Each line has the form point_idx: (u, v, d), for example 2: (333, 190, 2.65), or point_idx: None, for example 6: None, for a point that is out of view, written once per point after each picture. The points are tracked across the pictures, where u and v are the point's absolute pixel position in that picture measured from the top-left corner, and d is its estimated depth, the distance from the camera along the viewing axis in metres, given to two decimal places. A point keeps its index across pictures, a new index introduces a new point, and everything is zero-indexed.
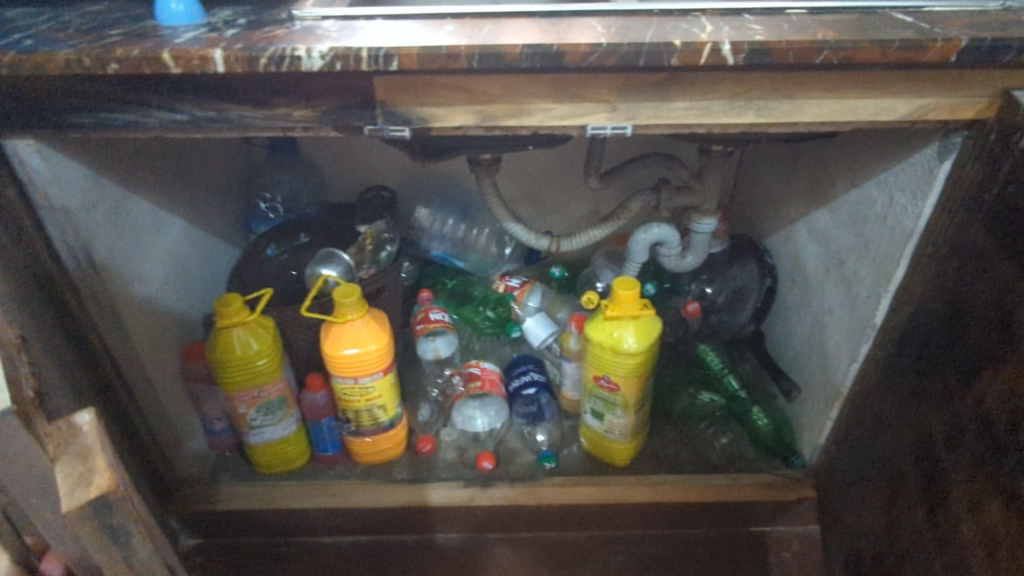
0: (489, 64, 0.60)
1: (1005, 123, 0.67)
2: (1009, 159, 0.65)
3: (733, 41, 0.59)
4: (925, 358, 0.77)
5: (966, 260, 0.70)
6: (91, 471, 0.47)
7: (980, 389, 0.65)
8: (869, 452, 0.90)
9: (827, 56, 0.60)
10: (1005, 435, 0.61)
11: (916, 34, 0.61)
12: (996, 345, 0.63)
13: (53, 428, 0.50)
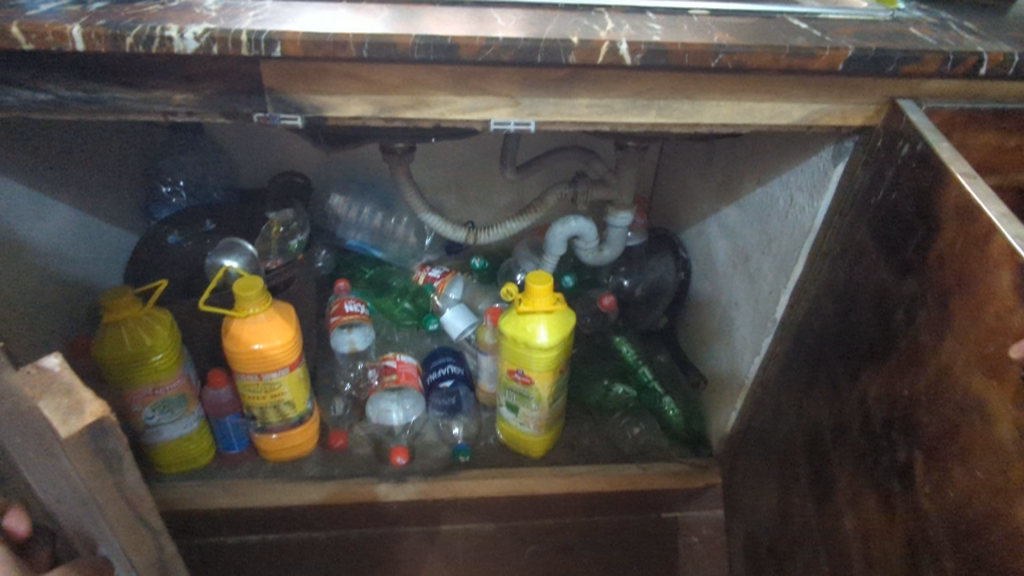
0: (380, 55, 0.57)
1: (890, 131, 0.70)
2: (891, 166, 0.69)
3: (631, 41, 0.59)
4: (817, 354, 0.81)
5: (853, 262, 0.74)
6: (80, 403, 0.44)
7: (861, 388, 0.69)
8: (768, 442, 0.94)
9: (722, 59, 0.60)
10: (881, 435, 0.64)
11: (807, 42, 0.62)
12: (873, 346, 0.67)
13: (23, 374, 0.44)
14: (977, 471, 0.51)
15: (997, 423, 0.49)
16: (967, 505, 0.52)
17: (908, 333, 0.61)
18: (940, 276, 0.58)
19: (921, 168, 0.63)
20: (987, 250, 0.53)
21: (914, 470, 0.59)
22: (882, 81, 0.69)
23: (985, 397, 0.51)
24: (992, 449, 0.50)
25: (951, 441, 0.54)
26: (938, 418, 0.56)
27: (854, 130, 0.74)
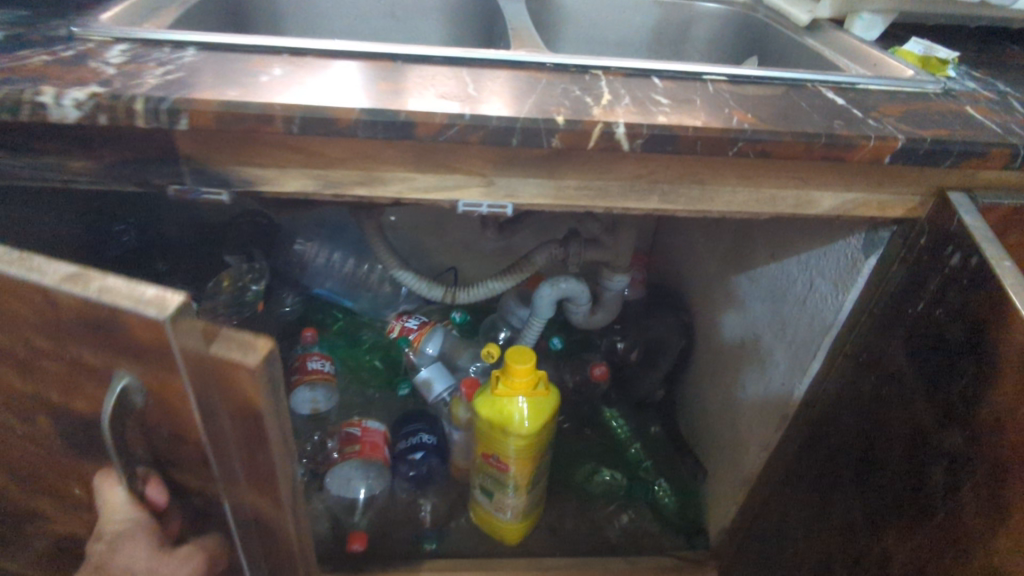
0: (314, 131, 0.45)
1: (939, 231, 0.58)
2: (938, 272, 0.58)
3: (629, 123, 0.47)
4: (837, 473, 0.70)
5: (885, 379, 0.63)
6: (246, 342, 0.32)
7: (885, 542, 0.60)
8: (776, 556, 0.82)
9: (742, 147, 0.49)
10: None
11: (846, 128, 0.50)
12: (911, 498, 0.56)
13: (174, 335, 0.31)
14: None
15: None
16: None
17: (952, 502, 0.51)
18: (996, 443, 0.47)
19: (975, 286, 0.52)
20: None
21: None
22: (930, 170, 0.58)
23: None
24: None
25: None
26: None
27: (892, 221, 0.64)
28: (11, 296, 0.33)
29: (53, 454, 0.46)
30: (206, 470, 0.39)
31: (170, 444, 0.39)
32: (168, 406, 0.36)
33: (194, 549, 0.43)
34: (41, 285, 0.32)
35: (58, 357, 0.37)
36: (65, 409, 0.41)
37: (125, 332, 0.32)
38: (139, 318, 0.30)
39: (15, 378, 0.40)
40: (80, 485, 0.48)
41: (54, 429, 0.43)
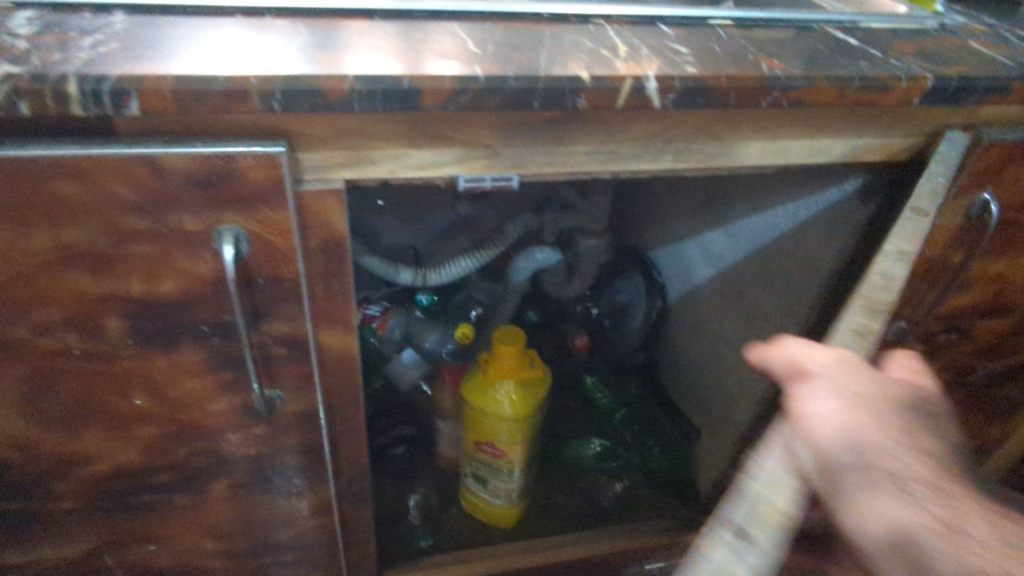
0: (299, 108, 0.37)
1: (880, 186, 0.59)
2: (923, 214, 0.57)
3: (661, 75, 0.42)
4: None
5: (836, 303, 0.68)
6: (326, 179, 0.47)
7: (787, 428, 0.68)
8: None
9: (776, 96, 0.45)
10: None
11: (874, 69, 0.47)
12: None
13: (255, 161, 0.42)
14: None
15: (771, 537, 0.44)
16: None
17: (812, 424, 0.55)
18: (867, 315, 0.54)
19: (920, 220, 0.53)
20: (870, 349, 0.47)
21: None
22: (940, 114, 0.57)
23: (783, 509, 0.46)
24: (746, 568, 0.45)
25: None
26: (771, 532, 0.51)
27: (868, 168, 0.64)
28: (120, 178, 0.41)
29: (113, 360, 0.50)
30: (299, 312, 0.51)
31: (266, 292, 0.49)
32: (272, 249, 0.47)
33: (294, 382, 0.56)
34: (149, 158, 0.40)
35: (154, 236, 0.44)
36: (146, 300, 0.47)
37: (240, 182, 0.43)
38: (259, 159, 0.42)
39: (91, 281, 0.45)
40: (142, 392, 0.53)
41: (128, 328, 0.48)
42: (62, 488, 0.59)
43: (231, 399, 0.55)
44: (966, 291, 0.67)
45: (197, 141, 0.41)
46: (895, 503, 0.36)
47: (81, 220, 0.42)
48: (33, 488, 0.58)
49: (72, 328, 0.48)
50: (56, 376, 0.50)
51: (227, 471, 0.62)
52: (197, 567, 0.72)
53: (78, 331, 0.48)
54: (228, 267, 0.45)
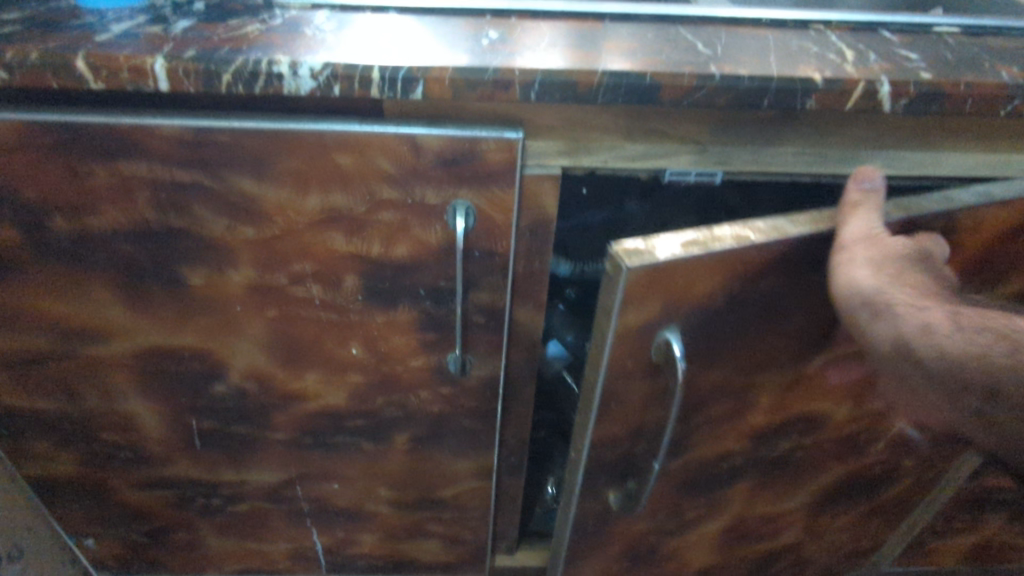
0: (552, 99, 0.42)
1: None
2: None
3: (894, 80, 0.42)
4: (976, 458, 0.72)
5: None
6: (546, 165, 0.51)
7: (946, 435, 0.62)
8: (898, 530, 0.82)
9: (1016, 105, 0.44)
10: (831, 491, 0.64)
11: None
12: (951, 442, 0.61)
13: (495, 145, 0.48)
14: (727, 467, 0.55)
15: (787, 410, 0.51)
16: (694, 486, 0.56)
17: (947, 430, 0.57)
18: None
19: None
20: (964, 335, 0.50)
21: (771, 496, 0.62)
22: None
23: (817, 414, 0.53)
24: (757, 435, 0.53)
25: (778, 464, 0.58)
26: (817, 455, 0.58)
27: None
28: (386, 152, 0.48)
29: (342, 312, 0.58)
30: (502, 285, 0.56)
31: (478, 263, 0.55)
32: (493, 225, 0.52)
33: (483, 349, 0.61)
34: (411, 136, 0.47)
35: (399, 206, 0.51)
36: (381, 261, 0.54)
37: (479, 162, 0.48)
38: (499, 143, 0.48)
39: (343, 241, 0.53)
40: (358, 343, 0.60)
41: (360, 285, 0.56)
42: (278, 419, 0.68)
43: (430, 358, 0.62)
44: None
45: (449, 124, 0.48)
46: (913, 323, 0.37)
47: (348, 186, 0.50)
48: (256, 418, 0.68)
49: (318, 280, 0.56)
50: (297, 321, 0.59)
51: (409, 423, 0.69)
52: (366, 510, 0.80)
53: (323, 283, 0.56)
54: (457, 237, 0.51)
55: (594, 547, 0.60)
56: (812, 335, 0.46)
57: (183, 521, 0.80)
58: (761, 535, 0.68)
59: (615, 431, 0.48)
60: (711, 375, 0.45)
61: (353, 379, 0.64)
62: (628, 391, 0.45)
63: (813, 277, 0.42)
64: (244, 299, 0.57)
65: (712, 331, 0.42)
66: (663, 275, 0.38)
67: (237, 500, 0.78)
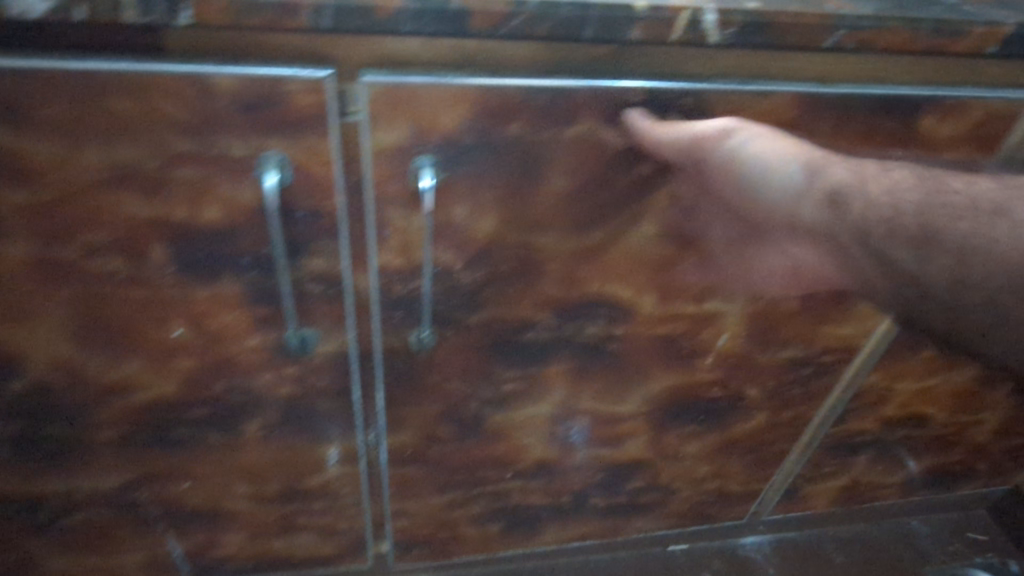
0: (344, 24, 0.39)
1: (937, 136, 0.53)
2: (956, 169, 0.56)
3: (721, 8, 0.40)
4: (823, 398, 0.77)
5: None
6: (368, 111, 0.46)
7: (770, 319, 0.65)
8: (763, 469, 0.85)
9: (841, 37, 0.43)
10: (660, 398, 0.71)
11: (949, 14, 0.44)
12: (775, 367, 0.71)
13: (301, 86, 0.42)
14: (536, 342, 0.62)
15: (581, 287, 0.58)
16: (500, 350, 0.62)
17: (753, 338, 0.67)
18: None
19: (886, 147, 0.52)
20: (725, 230, 0.56)
21: (595, 390, 0.69)
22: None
23: (611, 297, 0.60)
24: (558, 311, 0.60)
25: (587, 346, 0.64)
26: (630, 348, 0.65)
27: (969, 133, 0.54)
28: (172, 94, 0.41)
29: (155, 288, 0.51)
30: (337, 250, 0.51)
31: (306, 226, 0.49)
32: (314, 181, 0.47)
33: (327, 322, 0.56)
34: (199, 75, 0.41)
35: (200, 160, 0.44)
36: (189, 227, 0.48)
37: (287, 106, 0.43)
38: (306, 84, 0.42)
39: (139, 204, 0.46)
40: (180, 323, 0.53)
41: (170, 257, 0.49)
42: (102, 416, 0.60)
43: (265, 336, 0.56)
44: None
45: (246, 61, 0.42)
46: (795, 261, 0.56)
47: (133, 138, 0.43)
48: (75, 416, 0.60)
49: (118, 252, 0.48)
50: (101, 302, 0.51)
51: (255, 411, 0.62)
52: (227, 508, 0.73)
53: (122, 255, 0.49)
54: (269, 194, 0.45)
55: (411, 410, 0.66)
56: (586, 212, 0.53)
57: (9, 541, 0.70)
58: (601, 438, 0.74)
59: (397, 267, 0.53)
60: (483, 223, 0.51)
61: (182, 365, 0.57)
62: (397, 215, 0.49)
63: (574, 140, 0.48)
64: (27, 278, 0.49)
65: (473, 168, 0.47)
66: (401, 100, 0.44)
67: (71, 512, 0.69)
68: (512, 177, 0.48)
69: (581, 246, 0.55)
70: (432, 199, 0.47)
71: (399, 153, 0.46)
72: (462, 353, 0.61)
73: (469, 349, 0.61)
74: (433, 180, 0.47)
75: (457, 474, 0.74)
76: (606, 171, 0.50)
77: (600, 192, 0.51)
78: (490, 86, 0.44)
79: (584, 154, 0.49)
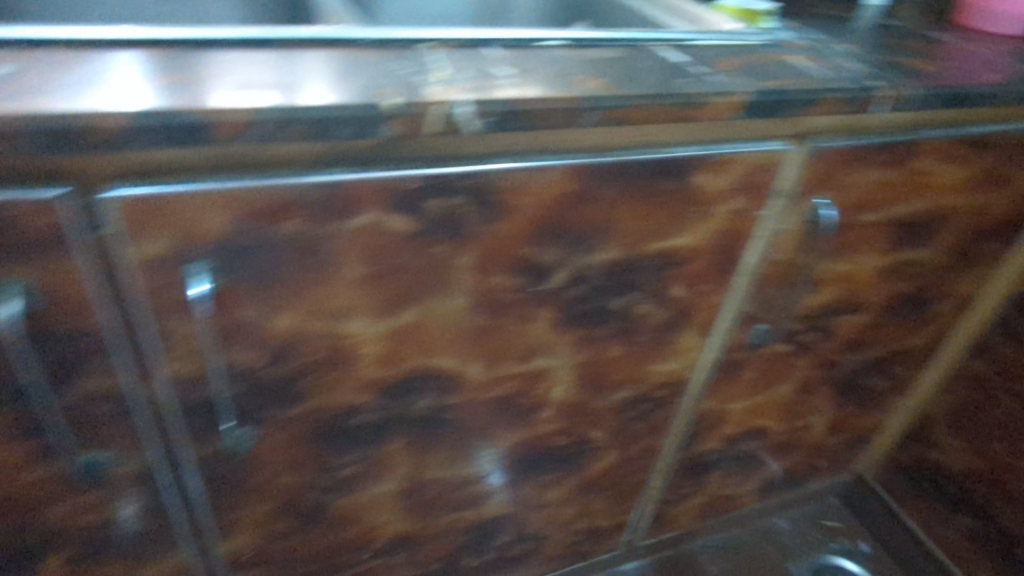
0: (75, 142, 0.37)
1: (712, 189, 0.57)
2: (734, 214, 0.61)
3: (473, 101, 0.42)
4: (667, 427, 0.82)
5: (710, 266, 0.64)
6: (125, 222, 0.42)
7: (597, 364, 0.68)
8: (623, 498, 0.88)
9: (597, 116, 0.45)
10: (509, 454, 0.72)
11: (692, 86, 0.49)
12: (612, 406, 0.74)
13: (33, 208, 0.38)
14: (368, 424, 0.60)
15: (403, 365, 0.57)
16: (331, 439, 0.59)
17: (586, 385, 0.69)
18: (615, 232, 0.56)
19: (668, 201, 0.56)
20: (534, 290, 0.57)
21: (442, 459, 0.67)
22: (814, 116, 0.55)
23: (436, 370, 0.59)
24: (383, 390, 0.58)
25: (424, 419, 0.63)
26: (467, 414, 0.64)
27: (739, 181, 0.58)
28: None
29: None
30: (113, 367, 0.46)
31: (70, 347, 0.44)
32: (71, 300, 0.42)
33: (120, 441, 0.51)
34: None
35: None
36: None
37: (18, 231, 0.39)
38: (38, 206, 0.38)
39: None
40: None
41: None
42: None
43: (50, 466, 0.50)
44: (817, 291, 0.74)
45: None
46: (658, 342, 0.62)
47: None
48: None
49: None
50: None
51: (51, 552, 0.55)
52: None
53: None
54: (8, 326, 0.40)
55: (245, 514, 0.61)
56: (390, 295, 0.51)
57: None
58: (456, 501, 0.73)
59: (193, 377, 0.49)
60: (280, 319, 0.49)
61: None
62: (178, 324, 0.46)
63: (360, 232, 0.47)
64: None
65: (253, 268, 0.45)
66: (155, 212, 0.41)
67: None
68: (300, 272, 0.47)
69: (394, 327, 0.53)
70: (209, 308, 0.44)
71: (166, 262, 0.43)
72: (288, 449, 0.58)
73: (296, 444, 0.58)
74: (209, 286, 0.44)
75: (312, 566, 0.70)
76: (404, 256, 0.50)
77: (402, 278, 0.51)
78: (252, 186, 0.42)
79: (370, 242, 0.48)
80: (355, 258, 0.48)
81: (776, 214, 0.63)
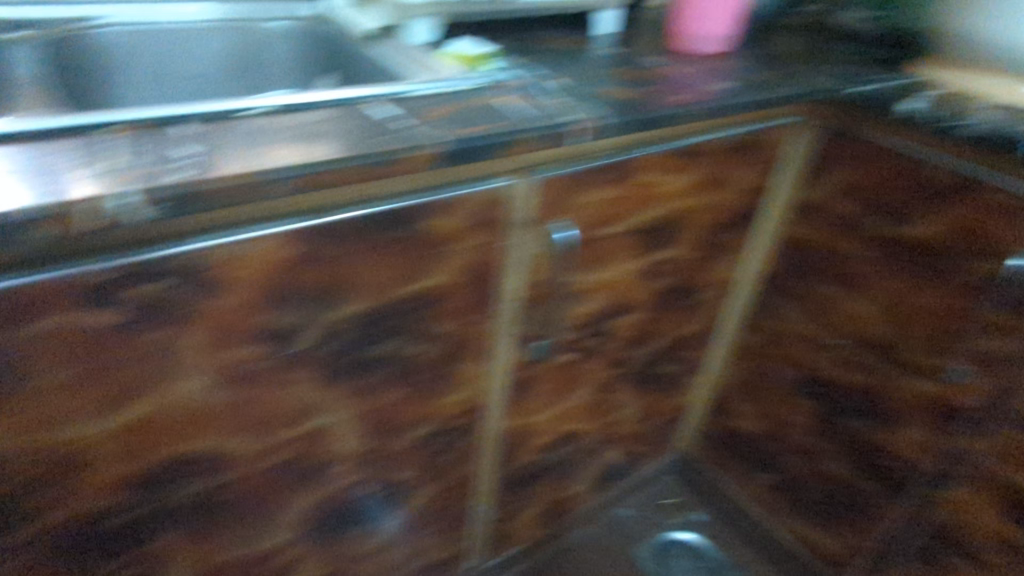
0: None
1: (444, 231, 0.60)
2: (477, 248, 0.64)
3: (137, 191, 0.41)
4: (477, 451, 0.84)
5: (468, 300, 0.67)
6: None
7: (381, 412, 0.68)
8: (453, 526, 0.90)
9: (284, 186, 0.46)
10: (313, 514, 0.71)
11: (384, 144, 0.51)
12: (413, 445, 0.75)
13: None
14: (127, 523, 0.57)
15: (153, 456, 0.54)
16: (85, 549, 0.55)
17: (375, 432, 0.70)
18: (356, 286, 0.57)
19: (401, 249, 0.58)
20: (282, 355, 0.57)
21: (233, 538, 0.65)
22: (520, 153, 0.59)
23: (194, 454, 0.57)
24: (136, 487, 0.55)
25: (198, 504, 0.60)
26: (248, 487, 0.63)
27: (472, 219, 0.62)
28: None
29: None
30: None
31: None
32: None
33: None
34: None
35: None
36: None
37: None
38: None
39: None
40: None
41: None
42: None
43: None
44: (584, 300, 0.80)
45: None
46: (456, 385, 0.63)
47: None
48: None
49: None
50: None
51: None
52: None
53: None
54: None
55: None
56: (111, 391, 0.49)
57: None
58: (268, 573, 0.71)
59: None
60: None
61: None
62: None
63: (50, 337, 0.44)
64: None
65: None
66: None
67: None
68: None
69: (127, 422, 0.51)
70: None
71: None
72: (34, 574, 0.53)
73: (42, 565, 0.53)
74: None
75: None
76: (115, 350, 0.47)
77: (121, 372, 0.49)
78: None
79: (67, 344, 0.45)
80: (54, 364, 0.45)
81: (519, 241, 0.67)
